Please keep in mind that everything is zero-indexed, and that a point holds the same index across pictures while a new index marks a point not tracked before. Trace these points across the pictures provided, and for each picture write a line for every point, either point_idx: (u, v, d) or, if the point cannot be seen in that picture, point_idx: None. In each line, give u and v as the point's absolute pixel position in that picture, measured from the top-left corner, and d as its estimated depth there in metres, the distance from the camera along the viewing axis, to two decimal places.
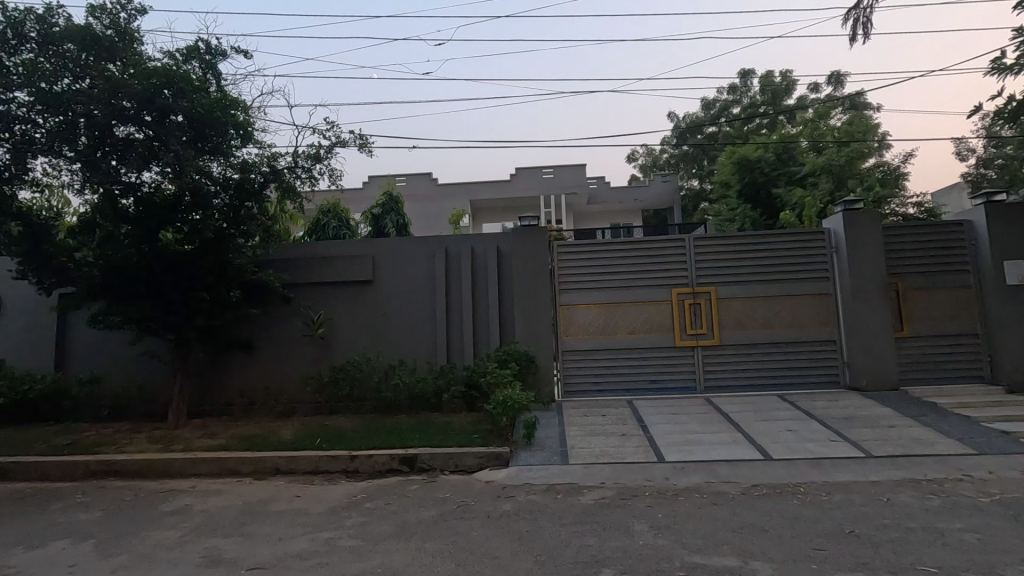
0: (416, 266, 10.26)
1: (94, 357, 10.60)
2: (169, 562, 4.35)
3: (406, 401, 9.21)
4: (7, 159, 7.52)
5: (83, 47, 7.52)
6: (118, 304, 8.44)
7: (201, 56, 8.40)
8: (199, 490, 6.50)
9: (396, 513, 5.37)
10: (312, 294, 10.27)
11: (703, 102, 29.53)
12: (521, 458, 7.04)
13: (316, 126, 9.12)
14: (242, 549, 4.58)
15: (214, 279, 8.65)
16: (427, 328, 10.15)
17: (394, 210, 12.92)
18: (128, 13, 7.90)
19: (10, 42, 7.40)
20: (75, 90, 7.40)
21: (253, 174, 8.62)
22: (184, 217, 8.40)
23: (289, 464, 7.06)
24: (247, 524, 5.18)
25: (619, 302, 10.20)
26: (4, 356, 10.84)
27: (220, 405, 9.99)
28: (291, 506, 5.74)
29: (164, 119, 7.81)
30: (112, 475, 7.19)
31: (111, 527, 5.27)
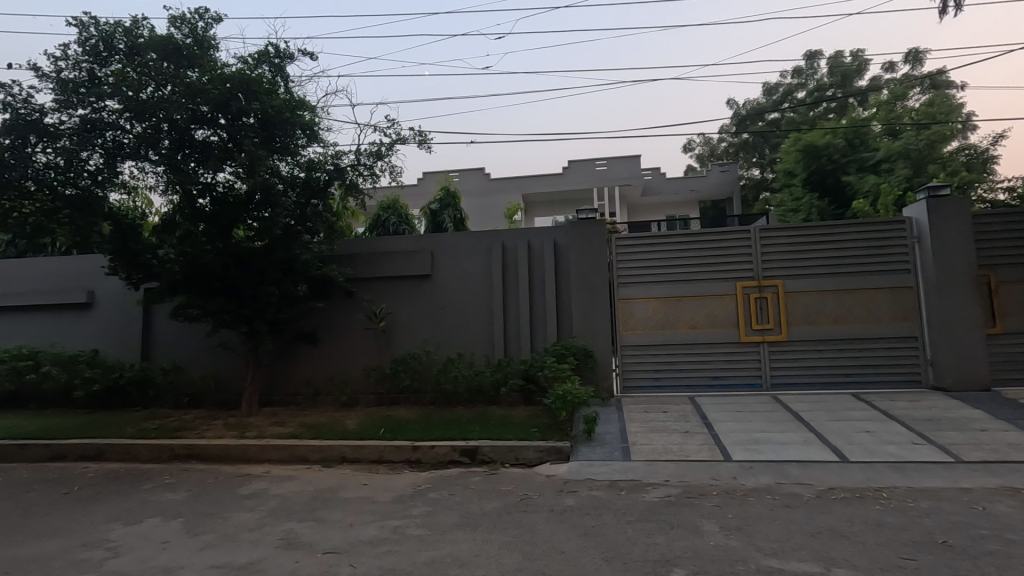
0: (474, 260, 10.35)
1: (174, 347, 11.31)
2: (250, 542, 4.58)
3: (465, 393, 9.32)
4: (99, 163, 8.07)
5: (166, 56, 8.00)
6: (196, 298, 8.95)
7: (271, 60, 8.77)
8: (273, 475, 6.82)
9: (460, 504, 5.45)
10: (373, 288, 10.55)
11: (765, 87, 28.27)
12: (582, 454, 7.00)
13: (377, 124, 9.35)
14: (315, 533, 4.77)
15: (282, 274, 9.06)
16: (485, 322, 10.24)
17: (452, 206, 13.08)
18: (205, 22, 8.32)
19: (102, 55, 7.96)
20: (158, 97, 7.87)
21: (319, 172, 8.97)
22: (255, 215, 8.84)
23: (355, 453, 7.31)
24: (319, 510, 5.40)
25: (680, 296, 9.93)
26: (97, 345, 11.74)
27: (288, 395, 10.45)
28: (358, 493, 5.93)
29: (237, 122, 8.21)
30: (194, 458, 7.66)
31: (196, 507, 5.61)
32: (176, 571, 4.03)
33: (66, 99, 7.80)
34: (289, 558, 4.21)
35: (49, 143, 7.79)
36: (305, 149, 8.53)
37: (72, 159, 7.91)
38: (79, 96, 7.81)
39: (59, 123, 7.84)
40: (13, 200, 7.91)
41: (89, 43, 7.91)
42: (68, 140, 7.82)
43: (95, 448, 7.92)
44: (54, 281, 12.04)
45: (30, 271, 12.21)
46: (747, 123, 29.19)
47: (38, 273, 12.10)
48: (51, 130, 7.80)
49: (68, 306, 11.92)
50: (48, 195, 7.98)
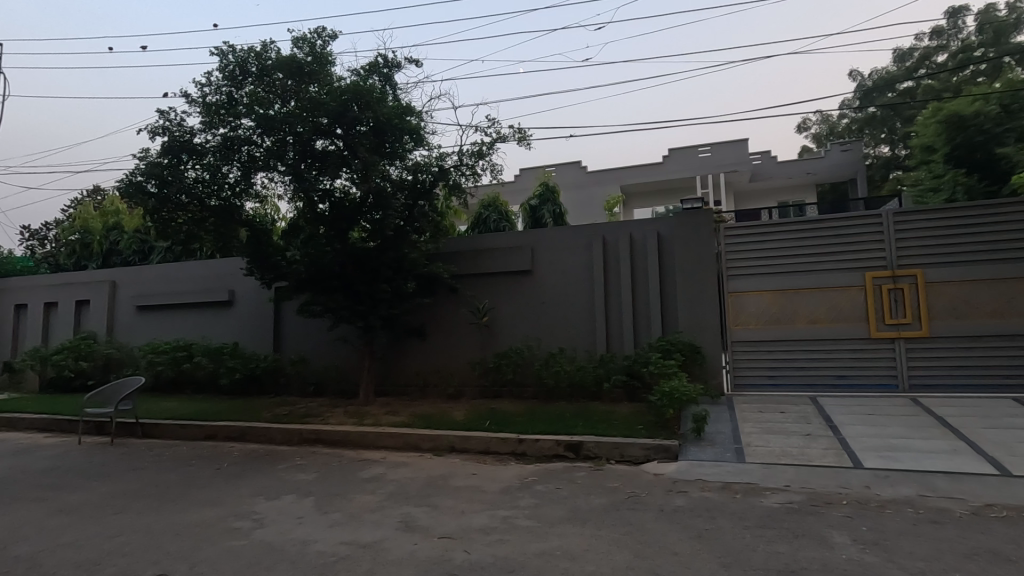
0: (575, 254, 10.31)
1: (300, 340, 12.41)
2: (373, 523, 4.92)
3: (567, 388, 9.33)
4: (237, 176, 9.02)
5: (290, 75, 8.79)
6: (318, 296, 9.72)
7: (380, 70, 9.34)
8: (389, 461, 7.28)
9: (567, 498, 5.47)
10: (476, 284, 10.87)
11: (897, 53, 25.33)
12: (691, 453, 6.74)
13: (478, 124, 9.65)
14: (430, 518, 5.02)
15: (393, 272, 9.60)
16: (586, 317, 10.17)
17: (551, 201, 13.11)
18: (323, 40, 9.02)
19: (238, 78, 8.89)
20: (285, 113, 8.63)
21: (424, 174, 9.44)
22: (368, 218, 9.45)
23: (462, 443, 7.59)
24: (432, 496, 5.68)
25: (798, 288, 9.21)
26: (238, 338, 13.20)
27: (399, 386, 11.07)
28: (468, 482, 6.15)
29: (352, 131, 8.83)
30: (320, 442, 8.37)
31: (325, 487, 6.13)
32: (312, 544, 4.44)
33: (211, 120, 8.79)
34: (408, 540, 4.47)
35: (197, 160, 8.84)
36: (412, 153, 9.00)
37: (216, 174, 8.91)
38: (220, 117, 8.76)
39: (205, 142, 8.87)
40: (170, 212, 9.06)
41: (228, 69, 8.87)
42: (212, 156, 8.81)
43: (239, 430, 8.92)
44: (203, 281, 13.70)
45: (185, 272, 13.97)
46: (874, 94, 26.33)
47: (192, 275, 13.84)
48: (199, 148, 8.83)
49: (214, 303, 13.51)
50: (197, 206, 9.04)
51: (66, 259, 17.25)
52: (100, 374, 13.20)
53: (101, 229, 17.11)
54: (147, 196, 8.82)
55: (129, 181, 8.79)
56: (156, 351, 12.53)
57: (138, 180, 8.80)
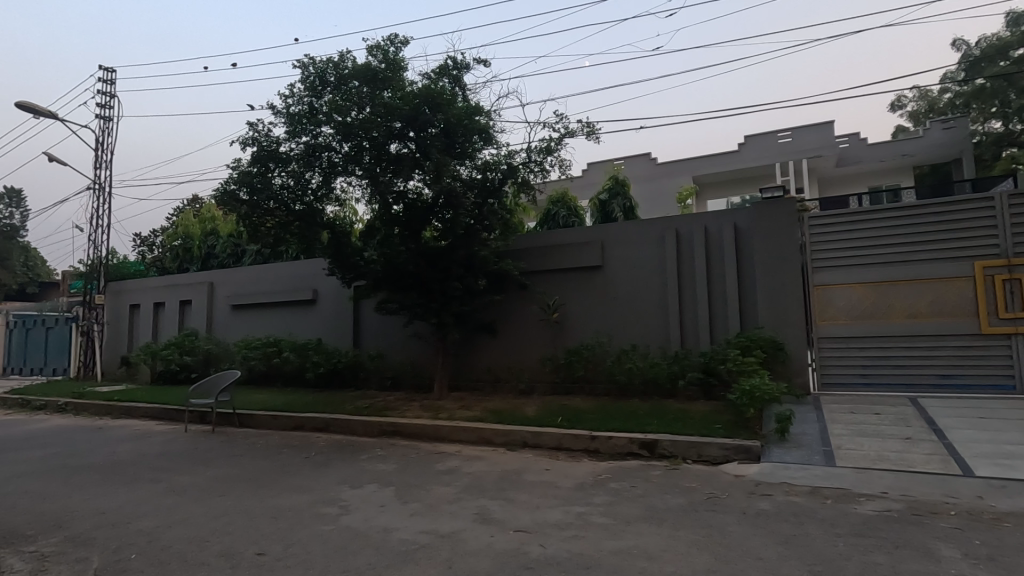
0: (647, 248, 10.07)
1: (378, 337, 12.94)
2: (451, 514, 5.06)
3: (640, 385, 9.16)
4: (318, 181, 9.52)
5: (366, 82, 9.20)
6: (394, 295, 10.07)
7: (450, 72, 9.60)
8: (464, 454, 7.46)
9: (642, 497, 5.38)
10: (545, 280, 10.89)
11: (1011, 17, 22.72)
12: (775, 455, 6.43)
13: (546, 120, 9.73)
14: (506, 511, 5.09)
15: (463, 270, 9.82)
16: (659, 312, 9.92)
17: (621, 194, 12.87)
18: (395, 47, 9.37)
19: (318, 88, 9.37)
20: (361, 119, 9.02)
21: (494, 173, 9.64)
22: (440, 217, 9.71)
23: (535, 439, 7.65)
24: (507, 490, 5.77)
25: (895, 280, 8.53)
26: (321, 334, 13.97)
27: (471, 382, 11.29)
28: (541, 478, 6.19)
29: (424, 133, 9.11)
30: (398, 435, 8.70)
31: (405, 478, 6.38)
32: (394, 532, 4.63)
33: (294, 129, 9.32)
34: (485, 532, 4.56)
35: (283, 168, 9.40)
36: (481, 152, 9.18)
37: (299, 180, 9.45)
38: (303, 126, 9.27)
39: (289, 150, 9.42)
40: (260, 217, 9.71)
41: (309, 80, 9.36)
42: (297, 163, 9.37)
43: (324, 421, 9.45)
44: (289, 281, 14.61)
45: (273, 273, 14.97)
46: (983, 65, 23.79)
47: (279, 276, 14.81)
48: (284, 156, 9.39)
49: (300, 302, 14.37)
50: (284, 211, 9.61)
51: (171, 263, 18.93)
52: (202, 367, 14.42)
53: (200, 234, 18.63)
54: (240, 203, 9.50)
55: (224, 190, 9.51)
56: (249, 347, 13.50)
57: (232, 189, 9.48)
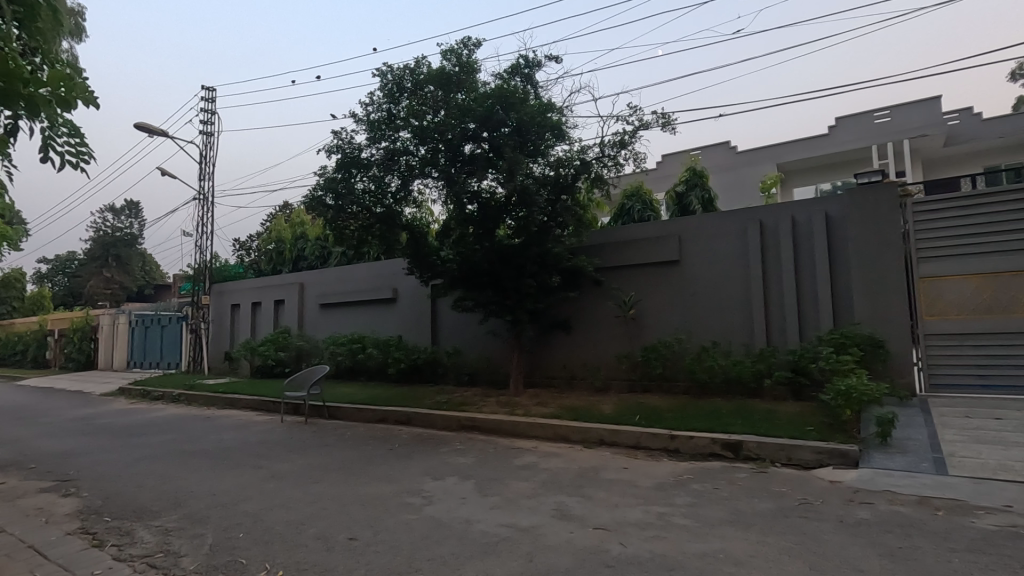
0: (729, 242, 9.66)
1: (454, 334, 13.29)
2: (530, 508, 5.12)
3: (723, 383, 8.81)
4: (397, 185, 9.89)
5: (440, 86, 9.46)
6: (470, 293, 10.26)
7: (522, 71, 9.68)
8: (541, 450, 7.51)
9: (727, 500, 5.18)
10: (621, 277, 10.71)
11: None
12: (875, 460, 5.97)
13: (619, 113, 9.59)
14: (585, 508, 5.08)
15: (537, 267, 9.87)
16: (742, 308, 9.46)
17: (700, 185, 12.39)
18: (468, 49, 9.57)
19: (395, 94, 9.72)
20: (436, 122, 9.27)
21: (567, 169, 9.63)
22: (513, 216, 9.79)
23: (612, 437, 7.55)
24: (585, 487, 5.75)
25: (1017, 270, 7.71)
26: (401, 331, 14.54)
27: (546, 379, 11.34)
28: (619, 476, 6.11)
29: (497, 133, 9.23)
30: (476, 429, 8.90)
31: (483, 472, 6.52)
32: (475, 524, 4.75)
33: (374, 135, 9.72)
34: (564, 528, 4.58)
35: (364, 173, 9.85)
36: (554, 148, 9.18)
37: (380, 184, 9.86)
38: (382, 131, 9.66)
39: (370, 156, 9.85)
40: (343, 221, 10.22)
41: (387, 87, 9.73)
42: (377, 168, 9.79)
43: (406, 415, 9.85)
44: (371, 281, 15.33)
45: (357, 274, 15.76)
46: None
47: (362, 276, 15.57)
48: (365, 162, 9.82)
49: (381, 300, 15.03)
50: (365, 214, 10.06)
51: (266, 265, 20.39)
52: (294, 362, 15.45)
53: (291, 238, 19.92)
54: (326, 208, 10.05)
55: (312, 196, 10.10)
56: (336, 343, 14.30)
57: (319, 195, 10.05)
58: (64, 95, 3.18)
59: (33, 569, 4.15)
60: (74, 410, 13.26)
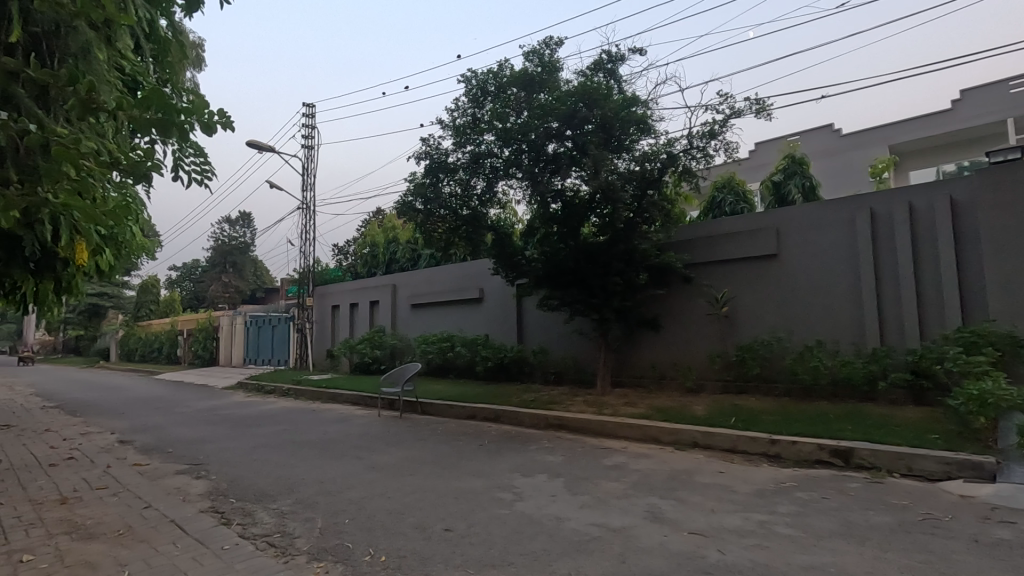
0: (834, 232, 8.95)
1: (540, 332, 13.38)
2: (621, 509, 5.05)
3: (829, 385, 8.19)
4: (483, 187, 10.12)
5: (524, 88, 9.58)
6: (555, 291, 10.26)
7: (605, 66, 9.56)
8: (630, 451, 7.37)
9: (837, 510, 4.82)
10: (713, 273, 10.26)
11: None
12: (1017, 474, 5.29)
13: (709, 102, 9.20)
14: (678, 512, 4.93)
15: (624, 264, 9.69)
16: (851, 304, 8.73)
17: (800, 173, 11.57)
18: (550, 49, 9.61)
19: (479, 97, 9.92)
20: (519, 123, 9.38)
21: (653, 163, 9.40)
22: (598, 213, 9.69)
23: (706, 439, 7.26)
24: (678, 490, 5.58)
25: None
26: (488, 330, 14.85)
27: (635, 378, 11.10)
28: (715, 480, 5.87)
29: (580, 131, 9.18)
30: (563, 428, 8.90)
31: (572, 470, 6.52)
32: (566, 522, 4.77)
33: (460, 140, 10.00)
34: (657, 531, 4.47)
35: (451, 177, 10.15)
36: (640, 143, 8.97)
37: (466, 187, 10.14)
38: (467, 136, 9.91)
39: (456, 160, 10.13)
40: (432, 224, 10.58)
41: (471, 92, 9.96)
42: (463, 172, 10.06)
43: (494, 412, 10.05)
44: (459, 281, 15.79)
45: (445, 275, 16.29)
46: None
47: (451, 276, 16.08)
48: (452, 166, 10.12)
49: (468, 300, 15.44)
50: (452, 216, 10.35)
51: (362, 268, 21.62)
52: (389, 360, 16.27)
53: (384, 242, 20.97)
54: (416, 212, 10.49)
55: (403, 202, 10.57)
56: (427, 342, 14.88)
57: (409, 200, 10.51)
58: (214, 121, 3.48)
59: (176, 540, 4.69)
60: (202, 402, 14.81)
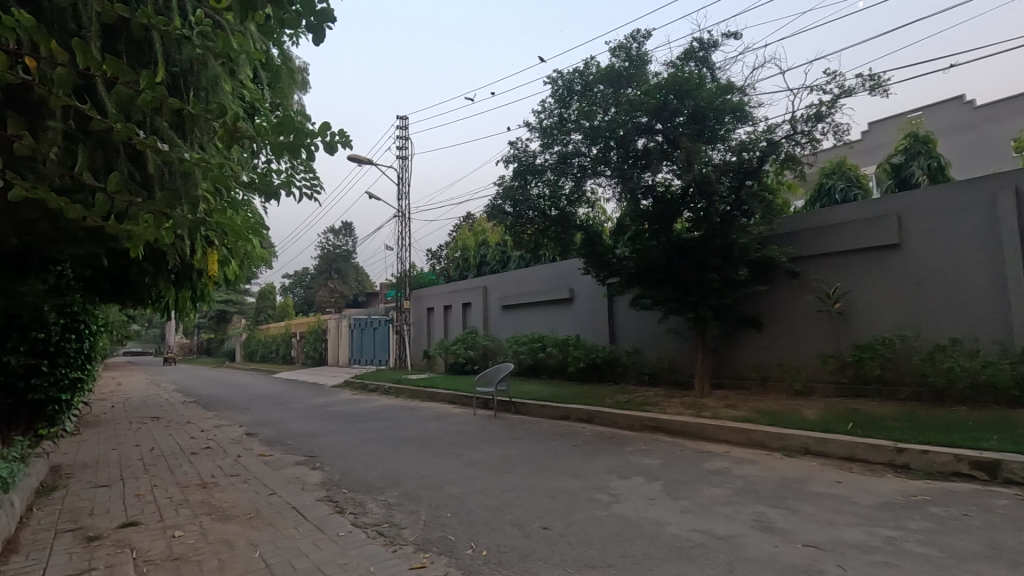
0: (969, 217, 7.96)
1: (633, 332, 13.11)
2: (726, 516, 4.83)
3: (967, 389, 7.30)
4: (571, 187, 10.09)
5: (611, 84, 9.45)
6: (648, 290, 9.97)
7: (696, 55, 9.21)
8: (733, 456, 7.02)
9: (981, 529, 4.29)
10: (823, 266, 9.50)
11: None
12: None
13: (814, 83, 8.56)
14: (790, 522, 4.64)
15: (722, 260, 9.24)
16: (994, 297, 7.71)
17: (925, 153, 10.44)
18: (638, 42, 9.42)
19: (565, 98, 9.91)
20: (607, 120, 9.25)
21: (751, 153, 8.91)
22: (692, 207, 9.33)
23: (820, 446, 6.76)
24: (789, 499, 5.23)
25: None
26: (579, 330, 14.79)
27: (736, 380, 10.55)
28: (831, 490, 5.44)
29: (672, 123, 8.90)
30: (660, 431, 8.66)
31: (671, 474, 6.32)
32: (667, 526, 4.64)
33: (548, 141, 10.05)
34: (767, 541, 4.23)
35: (539, 178, 10.23)
36: (748, 132, 8.32)
37: (555, 188, 10.17)
38: (555, 137, 9.96)
39: (544, 161, 10.19)
40: (521, 226, 10.71)
41: (558, 92, 9.96)
42: (551, 173, 10.10)
43: (588, 413, 9.98)
44: (549, 282, 15.86)
45: (536, 276, 16.42)
46: None
47: (541, 277, 16.18)
48: (540, 167, 10.19)
49: (559, 301, 15.46)
50: (541, 217, 10.42)
51: (455, 271, 22.36)
52: (482, 360, 16.70)
53: (475, 245, 21.54)
54: (506, 215, 10.67)
55: (493, 205, 10.79)
56: (519, 342, 15.08)
57: (499, 203, 10.71)
58: (335, 140, 3.67)
59: (298, 525, 5.14)
60: (314, 399, 16.05)
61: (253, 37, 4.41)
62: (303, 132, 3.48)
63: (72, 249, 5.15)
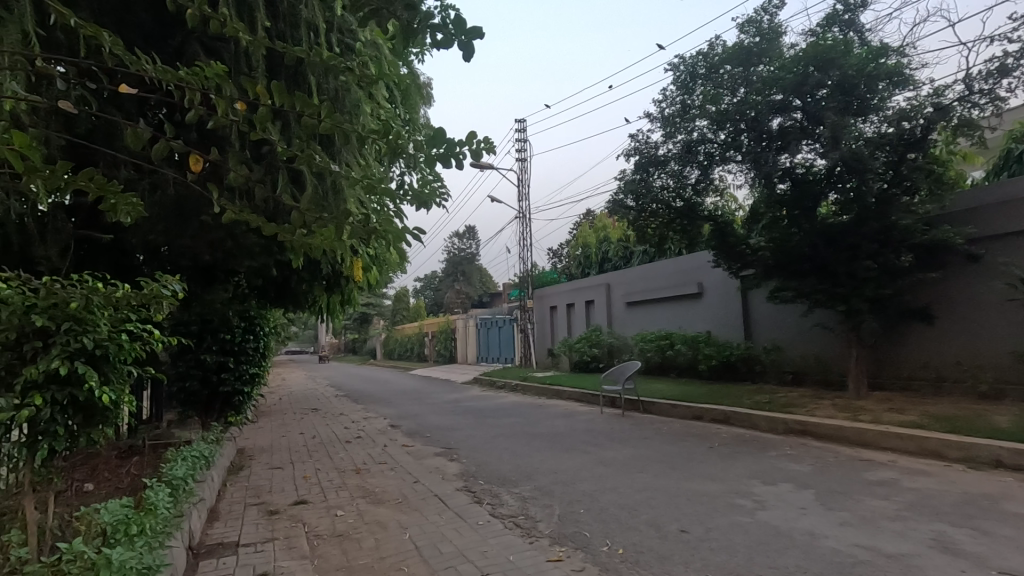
0: None
1: (772, 328, 12.16)
2: (895, 532, 4.30)
3: None
4: (698, 175, 9.61)
5: (740, 63, 8.86)
6: (789, 281, 9.14)
7: (840, 18, 8.31)
8: (901, 466, 6.22)
9: None
10: (1015, 246, 8.03)
11: None
12: None
13: (995, 32, 7.32)
14: (979, 544, 4.01)
15: (880, 245, 8.19)
16: None
17: None
18: (769, 15, 8.74)
19: (688, 83, 9.45)
20: (737, 102, 8.70)
21: (913, 122, 7.83)
22: (840, 188, 8.38)
23: (1016, 458, 5.75)
24: (977, 518, 4.52)
25: None
26: (710, 327, 14.02)
27: (902, 380, 9.32)
28: None
29: (813, 98, 8.11)
30: (808, 435, 7.93)
31: (825, 482, 5.76)
32: (822, 539, 4.24)
33: (670, 131, 9.65)
34: (950, 564, 3.69)
35: (662, 169, 9.86)
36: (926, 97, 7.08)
37: (679, 178, 9.72)
38: (677, 125, 9.54)
39: (667, 151, 9.81)
40: (644, 219, 10.38)
41: (680, 78, 9.54)
42: (675, 163, 9.70)
43: (725, 414, 9.42)
44: (676, 276, 15.24)
45: (661, 271, 15.85)
46: None
47: (667, 271, 15.59)
48: (663, 158, 9.81)
49: (687, 296, 14.79)
50: (665, 210, 10.01)
51: (576, 269, 22.34)
52: (607, 358, 16.51)
53: (596, 242, 21.36)
54: (627, 210, 10.40)
55: (614, 200, 10.59)
56: (645, 340, 14.67)
57: (620, 198, 10.46)
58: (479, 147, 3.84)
59: (441, 512, 5.49)
60: (447, 395, 16.99)
61: (388, 59, 4.81)
62: (452, 142, 3.74)
63: (248, 262, 5.95)
